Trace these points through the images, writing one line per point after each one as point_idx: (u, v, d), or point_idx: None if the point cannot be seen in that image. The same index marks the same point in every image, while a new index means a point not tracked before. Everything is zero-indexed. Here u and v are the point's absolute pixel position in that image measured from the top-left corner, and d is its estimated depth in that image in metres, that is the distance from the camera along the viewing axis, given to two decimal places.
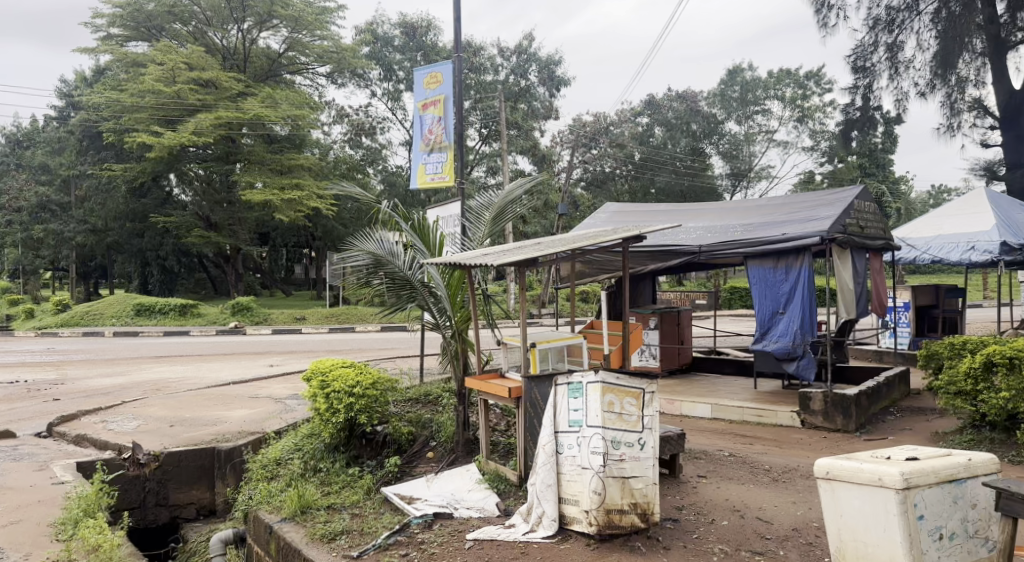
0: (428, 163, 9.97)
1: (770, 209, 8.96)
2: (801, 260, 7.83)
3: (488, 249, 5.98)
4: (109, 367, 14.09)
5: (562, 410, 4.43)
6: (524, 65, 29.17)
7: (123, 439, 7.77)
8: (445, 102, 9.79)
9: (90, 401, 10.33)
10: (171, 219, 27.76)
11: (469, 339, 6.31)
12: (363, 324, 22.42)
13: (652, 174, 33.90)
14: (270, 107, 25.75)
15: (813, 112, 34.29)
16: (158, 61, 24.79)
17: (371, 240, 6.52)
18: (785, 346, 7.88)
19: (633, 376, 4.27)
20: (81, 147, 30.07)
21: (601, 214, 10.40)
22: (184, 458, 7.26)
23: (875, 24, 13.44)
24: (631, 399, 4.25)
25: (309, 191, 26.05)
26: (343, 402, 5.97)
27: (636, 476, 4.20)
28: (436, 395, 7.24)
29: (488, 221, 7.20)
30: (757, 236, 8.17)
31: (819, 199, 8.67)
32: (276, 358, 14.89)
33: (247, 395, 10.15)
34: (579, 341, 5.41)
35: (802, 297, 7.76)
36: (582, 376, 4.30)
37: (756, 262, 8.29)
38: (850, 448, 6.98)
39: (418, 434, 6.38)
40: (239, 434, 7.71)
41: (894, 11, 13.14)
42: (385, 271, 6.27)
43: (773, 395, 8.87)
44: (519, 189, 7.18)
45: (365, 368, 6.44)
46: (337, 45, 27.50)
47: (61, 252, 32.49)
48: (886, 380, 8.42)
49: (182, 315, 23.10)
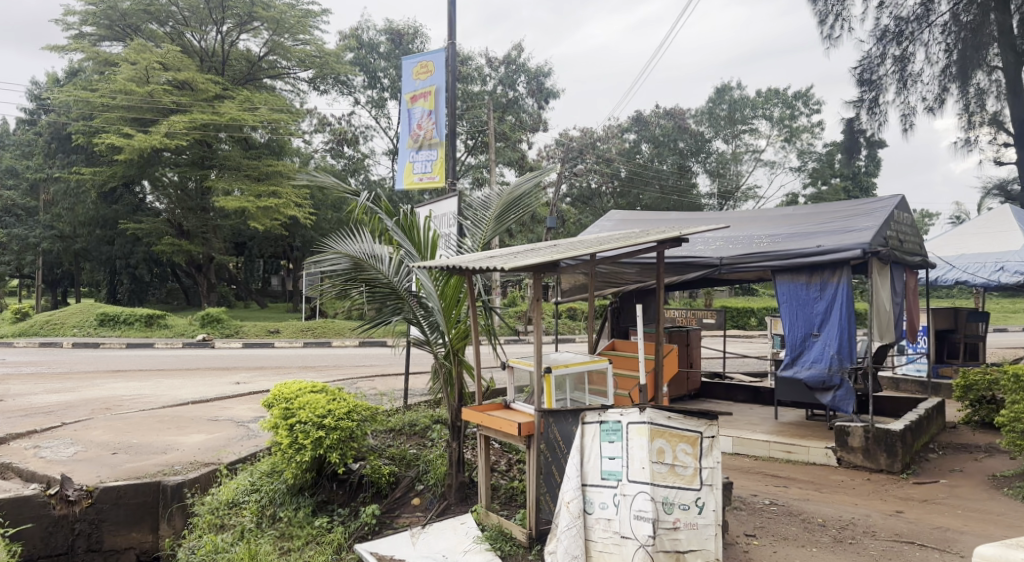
0: (416, 161, 8.96)
1: (797, 219, 8.11)
2: (837, 275, 6.95)
3: (492, 253, 4.98)
4: (58, 382, 12.72)
5: (592, 458, 3.43)
6: (513, 75, 28.32)
7: (54, 469, 6.55)
8: (436, 94, 8.84)
9: (27, 421, 9.03)
10: (141, 225, 26.28)
11: (465, 361, 5.28)
12: (341, 338, 21.27)
13: (639, 191, 33.09)
14: (248, 110, 24.53)
15: (800, 132, 33.99)
16: (131, 60, 23.39)
17: (349, 242, 5.49)
18: (820, 373, 6.97)
19: (689, 416, 3.28)
20: (49, 149, 28.48)
21: (605, 220, 9.48)
22: (123, 495, 6.08)
23: (881, 34, 11.23)
24: (685, 446, 3.26)
25: (287, 199, 24.74)
26: (310, 437, 4.88)
27: (692, 550, 3.23)
28: (425, 426, 6.14)
29: (491, 218, 6.16)
30: (788, 248, 7.29)
31: (852, 208, 7.84)
32: (243, 375, 13.63)
33: (206, 418, 8.92)
34: (604, 366, 4.45)
35: (839, 319, 6.86)
36: (621, 413, 3.32)
37: (784, 277, 7.37)
38: (902, 493, 6.06)
39: (401, 476, 5.27)
40: (191, 466, 6.54)
41: (903, 21, 11.00)
42: (365, 279, 5.26)
43: (800, 428, 7.95)
44: (527, 185, 6.23)
45: (339, 394, 5.36)
46: (320, 50, 26.43)
47: (24, 259, 30.76)
48: (927, 413, 7.52)
49: (148, 326, 21.61)
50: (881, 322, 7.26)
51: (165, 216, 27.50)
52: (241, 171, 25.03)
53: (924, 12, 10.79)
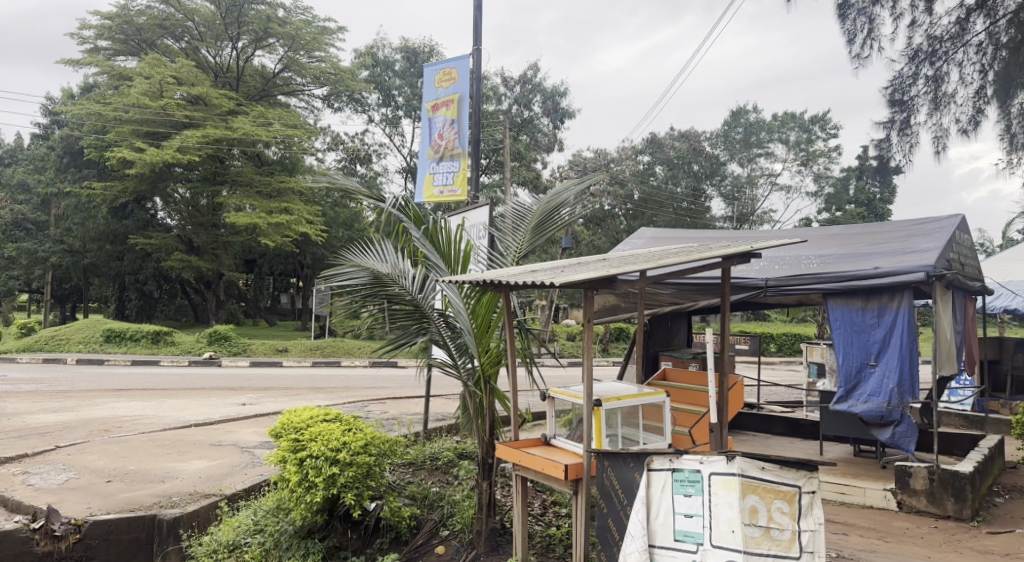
0: (437, 172, 8.45)
1: (848, 238, 7.56)
2: (897, 300, 6.40)
3: (534, 267, 4.48)
4: (56, 401, 12.19)
5: (663, 513, 2.90)
6: (528, 95, 27.95)
7: (42, 499, 6.00)
8: (460, 103, 8.41)
9: (20, 443, 8.48)
10: (151, 241, 25.92)
11: (498, 389, 4.72)
12: (350, 359, 20.79)
13: (653, 214, 32.33)
14: (262, 125, 24.17)
15: (817, 156, 33.44)
16: (145, 74, 23.25)
17: (371, 255, 5.05)
18: (877, 408, 6.37)
19: (786, 466, 2.72)
20: (61, 164, 28.17)
21: (635, 238, 8.99)
22: (114, 529, 5.49)
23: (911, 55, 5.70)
24: (781, 504, 2.71)
25: (298, 216, 24.33)
26: (322, 474, 4.33)
27: None
28: (448, 461, 5.58)
29: (527, 230, 5.65)
30: (842, 269, 6.76)
31: (906, 229, 7.29)
32: (250, 395, 13.10)
33: (208, 443, 8.36)
34: (660, 399, 3.89)
35: (900, 348, 6.29)
36: (701, 462, 2.77)
37: (837, 301, 6.82)
38: (978, 544, 5.42)
39: (423, 519, 4.70)
40: (191, 497, 5.98)
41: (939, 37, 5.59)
42: (385, 295, 4.79)
43: (849, 465, 7.36)
44: (568, 194, 5.70)
45: (355, 423, 4.82)
46: (335, 68, 26.23)
47: (32, 273, 30.38)
48: (991, 451, 6.89)
49: (154, 342, 21.15)
50: (942, 352, 6.64)
51: (176, 231, 27.19)
52: (252, 187, 24.66)
53: (964, 25, 5.57)
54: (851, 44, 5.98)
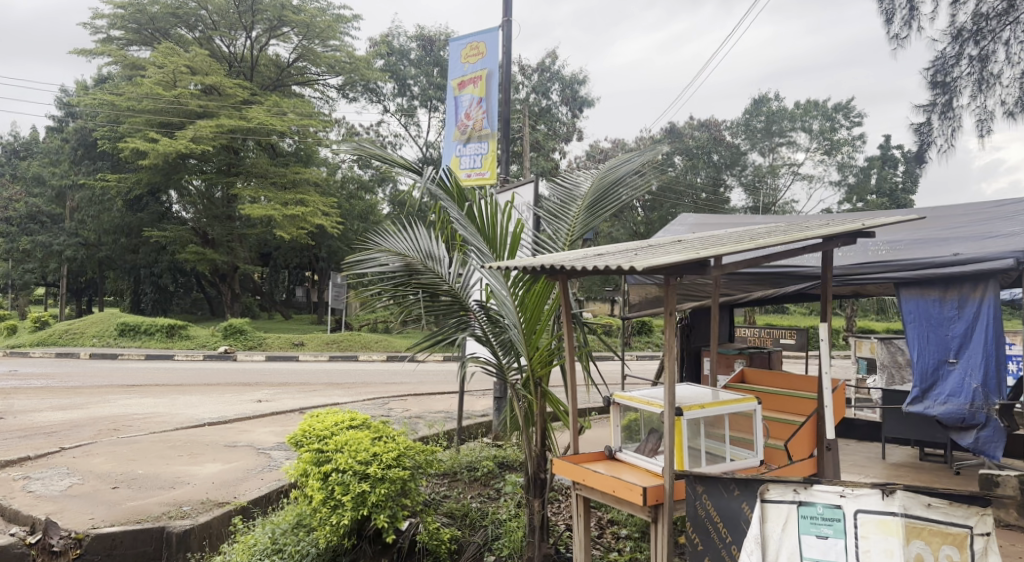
0: (464, 155, 7.84)
1: (918, 222, 6.92)
2: (980, 291, 5.70)
3: (593, 251, 3.92)
4: (67, 397, 11.77)
5: (785, 552, 2.58)
6: (546, 83, 27.25)
7: (43, 508, 5.50)
8: (489, 78, 7.80)
9: (24, 444, 8.02)
10: (165, 233, 25.53)
11: (551, 393, 4.13)
12: (368, 353, 20.33)
13: (672, 206, 31.56)
14: (277, 115, 23.55)
15: (841, 145, 32.29)
16: (159, 64, 22.81)
17: (399, 237, 4.49)
18: (958, 409, 5.73)
19: (954, 504, 2.38)
20: (75, 156, 27.73)
21: (676, 224, 8.34)
22: (120, 544, 4.98)
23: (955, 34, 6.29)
24: (950, 551, 2.35)
25: (314, 208, 23.75)
26: (350, 492, 3.80)
27: None
28: (488, 471, 5.03)
29: (581, 210, 5.05)
30: (912, 256, 6.12)
31: (984, 212, 6.68)
32: (265, 391, 12.63)
33: (222, 444, 7.86)
34: (751, 407, 3.32)
35: (985, 344, 5.62)
36: (843, 494, 2.51)
37: (911, 291, 6.17)
38: None
39: (464, 542, 4.17)
40: (203, 508, 5.43)
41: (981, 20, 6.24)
42: (417, 283, 4.23)
43: (919, 470, 6.69)
44: (628, 167, 5.11)
45: (383, 430, 4.30)
46: (350, 56, 25.64)
47: (48, 267, 30.09)
48: None
49: (169, 336, 20.70)
50: None
51: (191, 224, 26.81)
52: (267, 178, 24.21)
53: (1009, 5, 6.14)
54: (891, 23, 6.46)
